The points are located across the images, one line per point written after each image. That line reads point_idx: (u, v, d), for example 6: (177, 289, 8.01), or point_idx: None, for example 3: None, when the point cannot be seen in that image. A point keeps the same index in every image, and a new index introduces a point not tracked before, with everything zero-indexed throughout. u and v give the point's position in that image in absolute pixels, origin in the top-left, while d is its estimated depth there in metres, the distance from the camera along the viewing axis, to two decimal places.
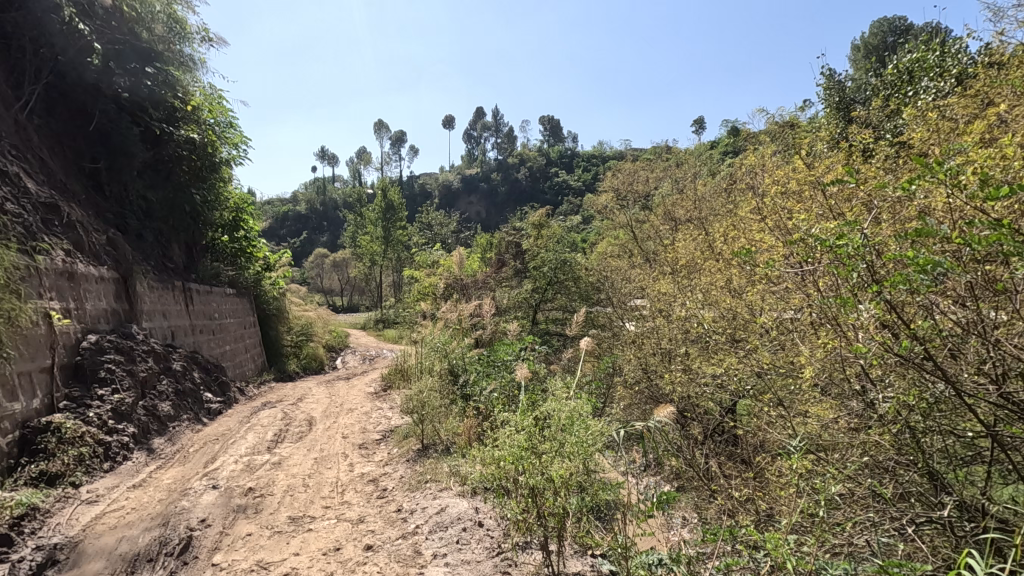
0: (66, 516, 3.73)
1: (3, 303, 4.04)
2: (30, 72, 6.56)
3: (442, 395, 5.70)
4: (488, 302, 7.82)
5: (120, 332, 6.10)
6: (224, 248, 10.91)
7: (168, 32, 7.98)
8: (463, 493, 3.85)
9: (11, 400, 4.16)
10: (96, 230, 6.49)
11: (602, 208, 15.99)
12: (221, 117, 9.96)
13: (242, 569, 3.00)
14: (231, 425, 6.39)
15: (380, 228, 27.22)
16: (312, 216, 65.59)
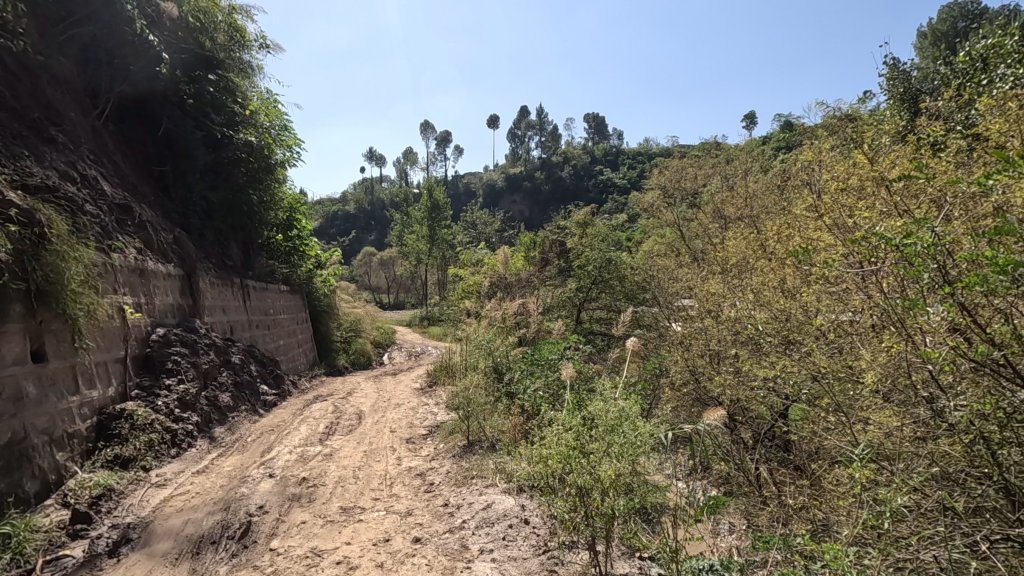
0: (138, 497, 3.98)
1: (84, 299, 4.34)
2: (106, 82, 6.97)
3: (488, 393, 5.77)
4: (532, 301, 7.84)
5: (185, 326, 6.45)
6: (279, 247, 11.35)
7: (229, 41, 8.55)
8: (509, 491, 3.88)
9: (90, 387, 4.48)
10: (163, 229, 6.88)
11: (649, 206, 15.69)
12: (277, 121, 10.39)
13: (298, 555, 3.12)
14: (286, 417, 6.64)
15: (426, 226, 27.68)
16: (360, 216, 67.26)
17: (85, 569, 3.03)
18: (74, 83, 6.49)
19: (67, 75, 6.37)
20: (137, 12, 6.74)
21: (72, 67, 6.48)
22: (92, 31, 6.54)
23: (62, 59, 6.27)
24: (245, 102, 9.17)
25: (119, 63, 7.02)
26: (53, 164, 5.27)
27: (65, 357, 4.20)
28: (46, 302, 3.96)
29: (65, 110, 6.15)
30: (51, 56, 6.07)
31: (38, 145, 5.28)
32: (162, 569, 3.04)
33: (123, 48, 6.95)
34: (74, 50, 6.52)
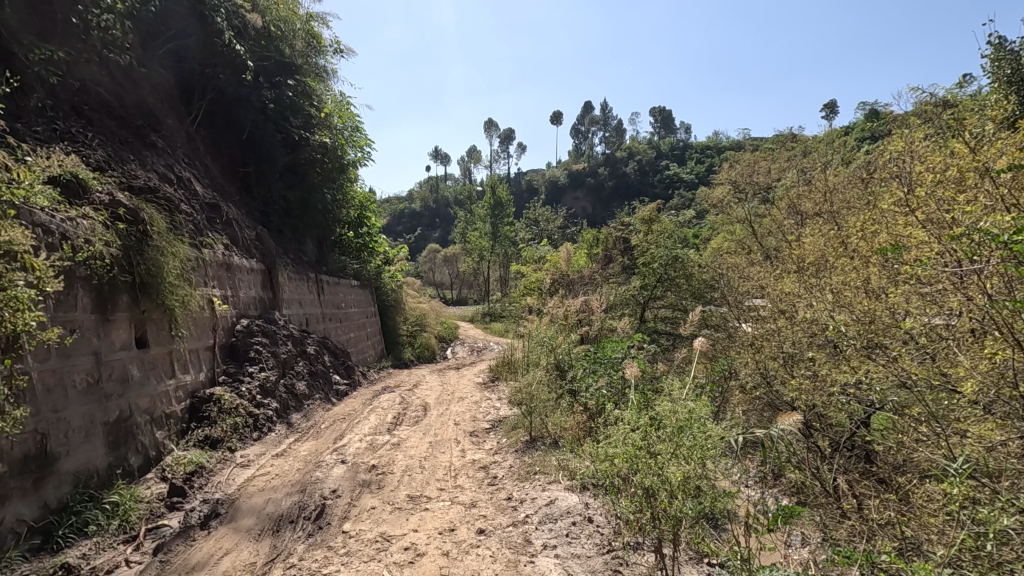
0: (225, 475, 4.29)
1: (179, 291, 4.70)
2: (197, 90, 7.52)
3: (551, 389, 5.77)
4: (595, 298, 7.77)
5: (266, 318, 6.86)
6: (350, 243, 11.85)
7: (307, 48, 9.03)
8: (572, 488, 3.87)
9: (184, 372, 4.86)
10: (247, 227, 7.34)
11: (718, 202, 15.11)
12: (350, 123, 10.83)
13: (368, 539, 3.26)
14: (356, 406, 6.94)
15: (489, 224, 28.00)
16: (426, 214, 68.94)
17: (181, 539, 3.31)
18: (170, 92, 7.04)
19: (165, 84, 6.93)
20: (225, 25, 7.34)
21: (169, 77, 7.04)
22: (187, 44, 7.11)
23: (161, 70, 6.82)
24: (320, 105, 9.65)
25: (209, 71, 7.56)
26: (154, 167, 5.77)
27: (163, 344, 4.59)
28: (148, 293, 4.34)
29: (163, 117, 6.69)
30: (151, 68, 6.62)
31: (142, 150, 5.79)
32: (247, 544, 3.26)
33: (213, 59, 7.47)
34: (171, 62, 7.07)
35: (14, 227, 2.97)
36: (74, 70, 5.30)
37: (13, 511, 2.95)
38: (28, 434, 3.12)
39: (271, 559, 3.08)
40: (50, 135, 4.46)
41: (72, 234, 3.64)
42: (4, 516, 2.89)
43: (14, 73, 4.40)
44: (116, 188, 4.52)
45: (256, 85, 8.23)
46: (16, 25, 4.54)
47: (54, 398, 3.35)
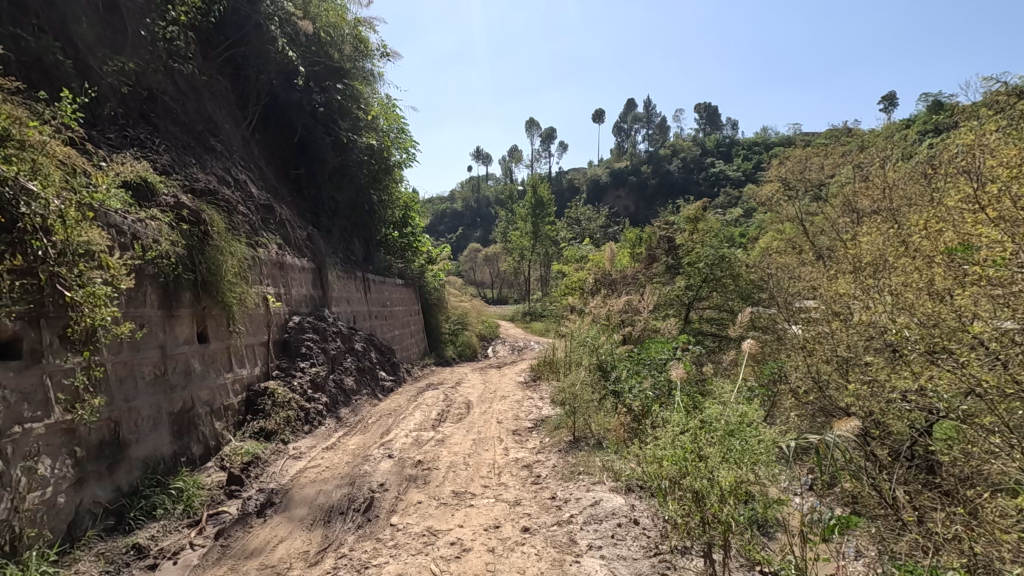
0: (279, 466, 4.47)
1: (237, 288, 4.93)
2: (253, 96, 7.86)
3: (594, 390, 5.72)
4: (639, 299, 7.68)
5: (316, 315, 7.09)
6: (395, 243, 12.10)
7: (355, 52, 9.26)
8: (617, 489, 3.84)
9: (241, 366, 5.09)
10: (299, 227, 7.61)
11: (766, 200, 14.59)
12: (397, 125, 11.05)
13: (415, 533, 3.33)
14: (402, 402, 7.08)
15: (530, 223, 28.00)
16: (467, 213, 69.68)
17: (239, 525, 3.47)
18: (228, 99, 7.37)
19: (224, 91, 7.27)
20: (279, 33, 7.67)
21: (227, 84, 7.38)
22: (244, 52, 7.45)
23: (219, 78, 7.16)
24: (367, 108, 9.88)
25: (264, 78, 7.89)
26: (213, 170, 6.06)
27: (222, 339, 4.82)
28: (209, 291, 4.57)
29: (222, 123, 7.02)
30: (211, 76, 6.96)
31: (203, 154, 6.09)
32: (300, 533, 3.39)
33: (268, 67, 7.79)
34: (229, 70, 7.42)
35: (91, 228, 3.19)
36: (143, 79, 5.63)
37: (91, 493, 3.18)
38: (103, 421, 3.35)
39: (323, 549, 3.18)
40: (121, 142, 4.76)
41: (143, 234, 3.88)
42: (82, 497, 3.12)
43: (91, 83, 4.73)
44: (180, 191, 4.78)
45: (307, 90, 8.54)
46: (92, 39, 4.89)
47: (126, 389, 3.58)
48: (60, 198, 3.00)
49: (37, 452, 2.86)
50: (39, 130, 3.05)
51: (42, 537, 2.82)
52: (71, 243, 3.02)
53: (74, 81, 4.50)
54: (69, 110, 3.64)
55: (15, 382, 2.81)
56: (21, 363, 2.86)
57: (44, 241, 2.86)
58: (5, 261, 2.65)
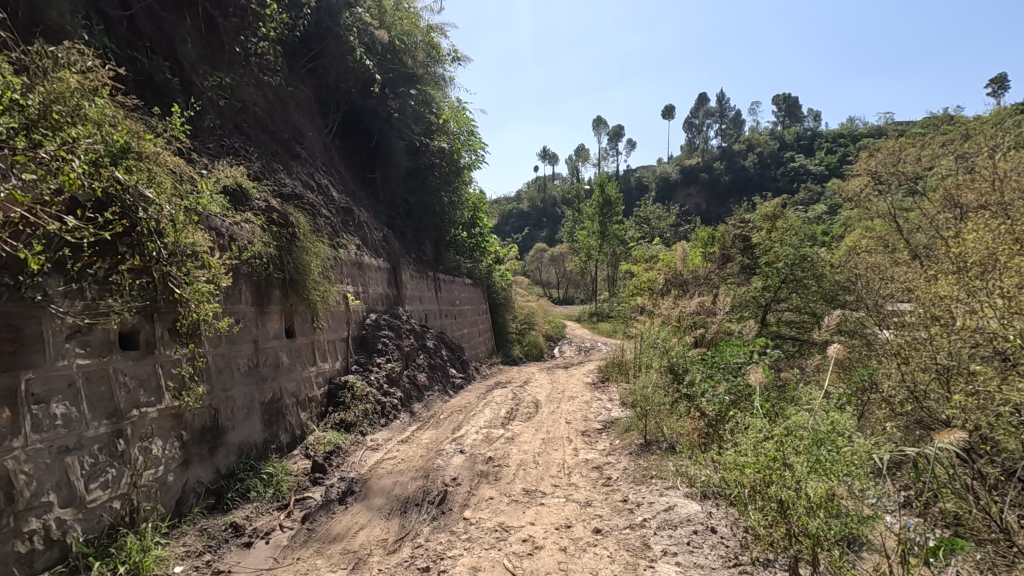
0: (358, 457, 4.69)
1: (321, 287, 5.21)
2: (332, 104, 8.29)
3: (666, 393, 5.58)
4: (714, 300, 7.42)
5: (391, 313, 7.36)
6: (464, 243, 12.35)
7: (427, 58, 9.54)
8: (692, 496, 3.72)
9: (324, 360, 5.38)
10: (375, 229, 7.94)
11: (853, 195, 13.63)
12: (467, 127, 11.26)
13: (488, 527, 3.39)
14: (472, 399, 7.22)
15: (597, 223, 27.66)
16: (533, 213, 69.98)
17: (323, 511, 3.68)
18: (311, 107, 7.80)
19: (307, 101, 7.70)
20: (357, 42, 7.89)
21: (310, 93, 7.79)
22: (326, 63, 7.87)
23: (303, 88, 7.60)
24: (438, 112, 10.17)
25: (343, 86, 8.31)
26: (299, 176, 6.44)
27: (307, 334, 5.12)
28: (296, 289, 4.86)
29: (306, 131, 7.43)
30: (296, 86, 7.40)
31: (289, 161, 6.48)
32: (379, 521, 3.54)
33: (347, 76, 8.22)
34: (311, 80, 7.85)
35: (196, 231, 3.48)
36: (237, 92, 6.07)
37: (194, 474, 3.48)
38: (205, 408, 3.65)
39: (401, 538, 3.31)
40: (219, 150, 5.17)
41: (239, 236, 4.19)
42: (187, 477, 3.42)
43: (194, 98, 5.16)
44: (270, 196, 5.12)
45: (383, 97, 8.94)
46: (195, 57, 5.34)
47: (224, 378, 3.89)
48: (171, 204, 3.29)
49: (151, 434, 3.18)
50: (153, 142, 3.36)
51: (155, 510, 3.13)
52: (180, 245, 3.30)
53: (180, 97, 4.92)
54: (178, 124, 4.01)
55: (134, 370, 3.13)
56: (138, 353, 3.18)
57: (158, 242, 3.15)
58: (124, 262, 3.02)
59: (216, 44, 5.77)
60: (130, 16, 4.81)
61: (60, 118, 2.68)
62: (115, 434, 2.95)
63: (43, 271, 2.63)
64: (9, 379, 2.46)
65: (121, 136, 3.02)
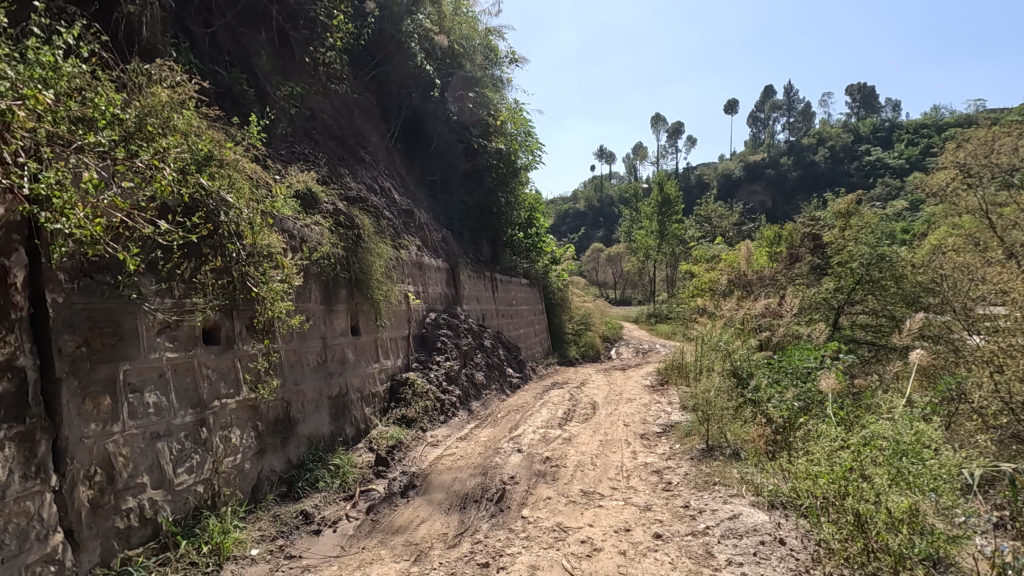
0: (419, 452, 4.81)
1: (384, 286, 5.38)
2: (394, 109, 8.55)
3: (729, 397, 5.38)
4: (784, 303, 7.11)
5: (450, 312, 7.50)
6: (521, 243, 12.42)
7: (485, 61, 9.74)
8: (759, 505, 3.55)
9: (386, 357, 5.56)
10: (435, 230, 8.13)
11: (938, 190, 12.65)
12: (524, 128, 11.30)
13: (546, 527, 3.40)
14: (528, 399, 7.25)
15: (656, 222, 27.04)
16: (590, 213, 69.33)
17: (386, 503, 3.80)
18: (374, 113, 8.07)
19: (371, 106, 7.98)
20: (418, 49, 8.07)
21: (373, 99, 8.05)
22: (389, 70, 8.11)
23: (367, 95, 7.87)
24: (496, 113, 10.31)
25: (405, 91, 8.54)
26: (363, 179, 6.70)
27: (371, 332, 5.31)
28: (361, 288, 5.05)
29: (369, 135, 7.70)
30: (361, 93, 7.67)
31: (354, 165, 6.74)
32: (439, 515, 3.62)
33: (409, 81, 8.46)
34: (374, 87, 8.11)
35: (271, 233, 3.68)
36: (307, 101, 6.37)
37: (268, 463, 3.69)
38: (278, 401, 3.86)
39: (461, 533, 3.37)
40: (291, 156, 5.46)
41: (309, 237, 4.39)
42: (262, 466, 3.63)
43: (268, 107, 5.45)
44: (338, 200, 5.35)
45: (443, 101, 9.15)
46: (269, 69, 5.65)
47: (295, 373, 4.10)
48: (249, 208, 3.49)
49: (230, 424, 3.39)
50: (233, 150, 3.58)
51: (234, 495, 3.34)
52: (257, 247, 3.51)
53: (256, 107, 5.23)
54: (254, 133, 4.26)
55: (216, 364, 3.36)
56: (219, 348, 3.40)
57: (237, 244, 3.36)
58: (208, 263, 3.24)
59: (288, 56, 6.09)
60: (212, 32, 5.17)
61: (152, 130, 2.92)
62: (198, 423, 3.17)
63: (139, 271, 2.87)
64: (110, 369, 2.70)
65: (206, 145, 3.24)
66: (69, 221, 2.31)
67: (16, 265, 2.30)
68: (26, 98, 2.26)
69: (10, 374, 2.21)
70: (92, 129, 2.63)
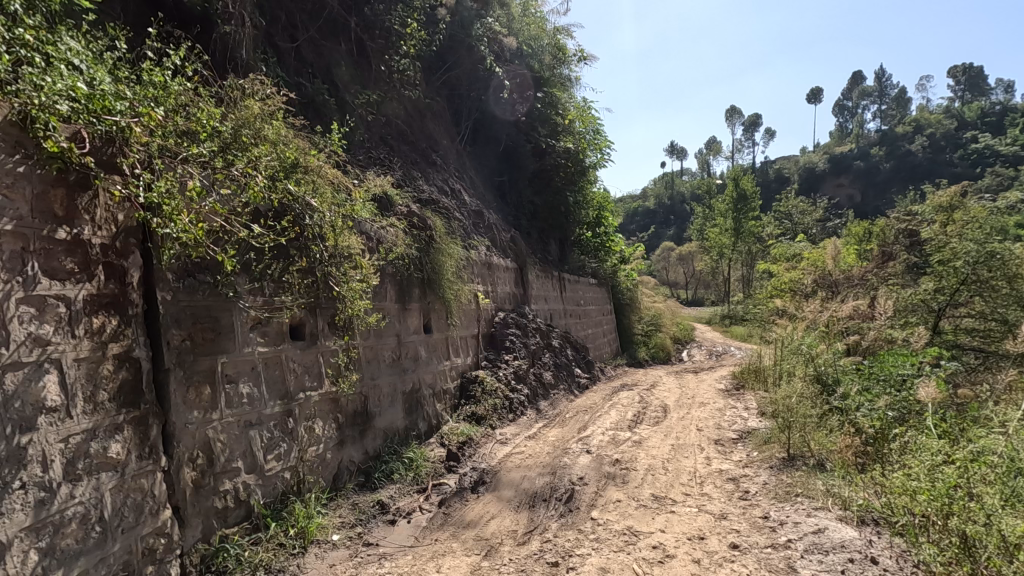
0: (488, 449, 4.89)
1: (454, 286, 5.50)
2: (465, 112, 8.72)
3: (813, 404, 5.08)
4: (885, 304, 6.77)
5: (518, 312, 7.56)
6: (589, 243, 12.32)
7: (554, 60, 9.72)
8: (847, 520, 3.29)
9: (457, 355, 5.69)
10: (503, 230, 8.22)
11: None
12: (593, 126, 11.20)
13: (616, 530, 3.35)
14: (597, 400, 7.19)
15: (731, 219, 25.90)
16: (660, 211, 67.48)
17: (457, 497, 3.90)
18: (445, 117, 8.27)
19: (442, 111, 8.19)
20: (487, 52, 8.24)
21: (444, 104, 8.25)
22: (458, 74, 8.28)
23: (439, 99, 8.08)
24: (565, 112, 10.27)
25: (475, 93, 8.68)
26: (435, 182, 6.90)
27: (442, 330, 5.45)
28: (433, 287, 5.20)
29: (440, 139, 7.89)
30: (433, 98, 7.88)
31: (426, 168, 6.94)
32: (508, 512, 3.67)
33: (478, 84, 8.62)
34: (445, 92, 8.28)
35: (351, 235, 3.86)
36: (383, 108, 6.64)
37: (348, 454, 3.88)
38: (357, 394, 4.05)
39: (530, 531, 3.40)
40: (368, 161, 5.71)
41: (385, 239, 4.57)
42: (342, 456, 3.82)
43: (347, 115, 5.71)
44: (412, 202, 5.53)
45: (512, 102, 9.26)
46: (348, 79, 5.95)
47: (372, 368, 4.28)
48: (331, 211, 3.67)
49: (314, 415, 3.60)
50: (317, 157, 3.79)
51: (317, 483, 3.55)
52: (338, 248, 3.69)
53: (336, 115, 5.52)
54: (336, 140, 4.49)
55: (301, 358, 3.57)
56: (304, 343, 3.62)
57: (320, 246, 3.56)
58: (294, 263, 3.46)
59: (365, 65, 6.36)
60: (297, 47, 5.50)
61: (246, 140, 3.15)
62: (286, 413, 3.39)
63: (235, 272, 3.10)
64: (210, 361, 2.93)
65: (292, 152, 3.45)
66: (176, 226, 2.56)
67: (132, 267, 2.58)
68: (141, 116, 2.51)
69: (127, 365, 2.49)
70: (195, 141, 2.87)
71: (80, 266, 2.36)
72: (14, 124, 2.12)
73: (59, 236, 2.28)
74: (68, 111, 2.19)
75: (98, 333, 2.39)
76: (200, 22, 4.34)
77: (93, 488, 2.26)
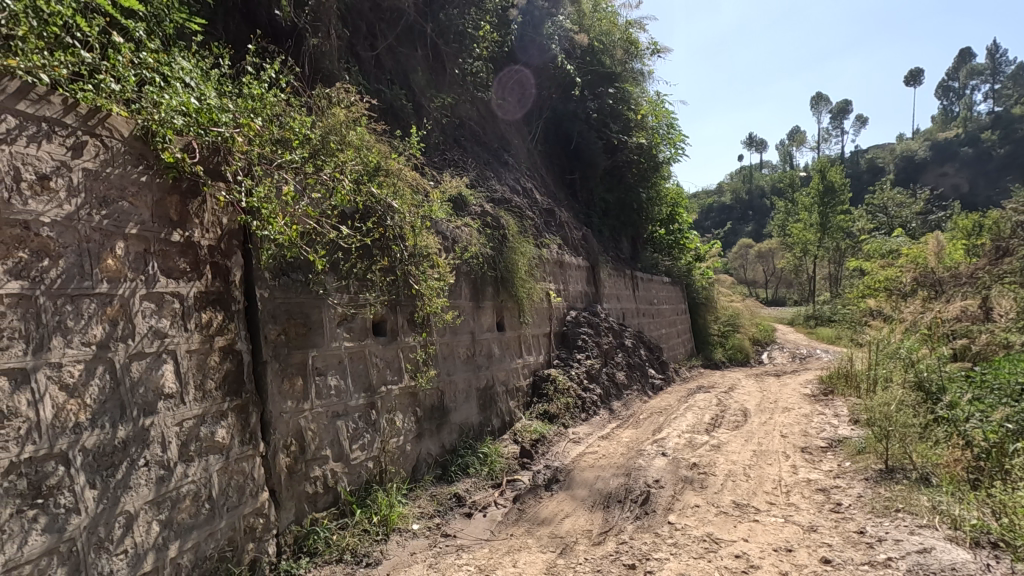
0: (561, 447, 4.90)
1: (527, 285, 5.52)
2: (536, 111, 8.72)
3: (915, 413, 4.69)
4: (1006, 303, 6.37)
5: (590, 310, 7.50)
6: (662, 240, 12.02)
7: (626, 55, 9.55)
8: (958, 540, 3.01)
9: (529, 353, 5.72)
10: (574, 229, 8.17)
11: None
12: (666, 121, 10.90)
13: (695, 536, 3.25)
14: (672, 402, 6.99)
15: (816, 213, 24.31)
16: (737, 207, 64.33)
17: (531, 494, 3.93)
18: (517, 117, 8.30)
19: (512, 111, 8.19)
20: (557, 50, 8.41)
21: (510, 106, 8.11)
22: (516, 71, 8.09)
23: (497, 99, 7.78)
24: (637, 107, 10.04)
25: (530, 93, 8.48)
26: (507, 181, 6.97)
27: (515, 328, 5.50)
28: (506, 286, 5.26)
29: (512, 138, 7.97)
30: (505, 99, 7.98)
31: (499, 168, 7.03)
32: (583, 512, 3.65)
33: (528, 84, 8.40)
34: (509, 93, 8.05)
35: (428, 235, 3.98)
36: (457, 110, 6.79)
37: (426, 447, 4.01)
38: (434, 389, 4.17)
39: (605, 531, 3.37)
40: (443, 163, 5.86)
41: (460, 238, 4.67)
42: (420, 449, 3.96)
43: (424, 118, 5.93)
44: (485, 202, 5.61)
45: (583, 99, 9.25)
46: (424, 83, 6.13)
47: (448, 364, 4.40)
48: (410, 213, 3.80)
49: (395, 408, 3.75)
50: (397, 160, 3.93)
51: (398, 474, 3.70)
52: (415, 247, 3.80)
53: (412, 119, 5.72)
54: (414, 142, 4.64)
55: (382, 353, 3.73)
56: (386, 339, 3.78)
57: (400, 246, 3.70)
58: (377, 263, 3.61)
59: (440, 69, 6.52)
60: (377, 55, 5.73)
61: (333, 146, 3.32)
62: (369, 405, 3.55)
63: (323, 271, 3.29)
64: (302, 354, 3.12)
65: (374, 156, 3.60)
66: (274, 229, 2.75)
67: (235, 266, 2.80)
68: (242, 127, 2.73)
69: (231, 356, 2.71)
70: (288, 149, 3.06)
71: (191, 265, 2.58)
72: (137, 138, 2.37)
73: (174, 239, 2.51)
74: (182, 124, 2.41)
75: (206, 327, 2.61)
76: (290, 37, 4.65)
77: (203, 469, 2.47)
